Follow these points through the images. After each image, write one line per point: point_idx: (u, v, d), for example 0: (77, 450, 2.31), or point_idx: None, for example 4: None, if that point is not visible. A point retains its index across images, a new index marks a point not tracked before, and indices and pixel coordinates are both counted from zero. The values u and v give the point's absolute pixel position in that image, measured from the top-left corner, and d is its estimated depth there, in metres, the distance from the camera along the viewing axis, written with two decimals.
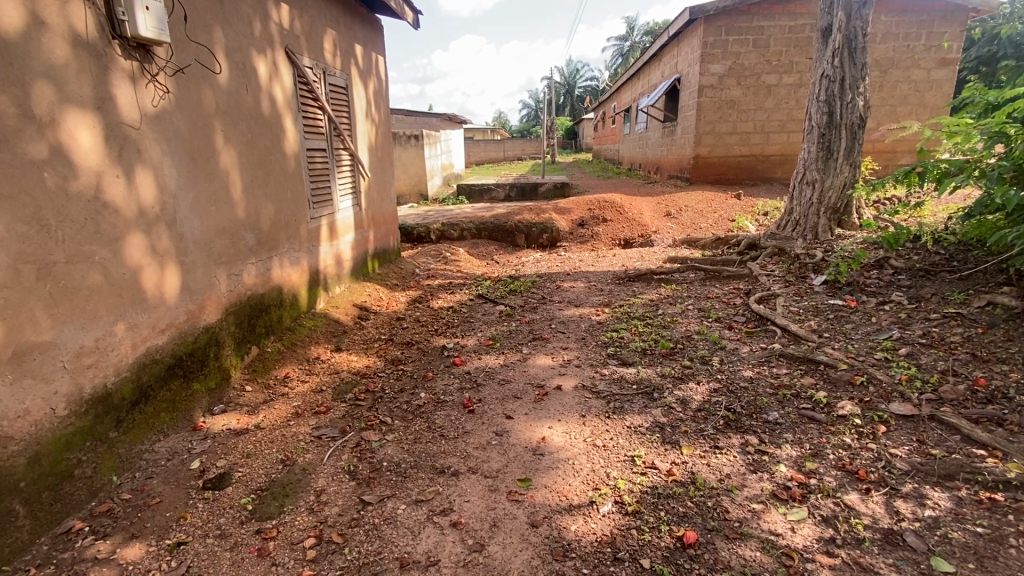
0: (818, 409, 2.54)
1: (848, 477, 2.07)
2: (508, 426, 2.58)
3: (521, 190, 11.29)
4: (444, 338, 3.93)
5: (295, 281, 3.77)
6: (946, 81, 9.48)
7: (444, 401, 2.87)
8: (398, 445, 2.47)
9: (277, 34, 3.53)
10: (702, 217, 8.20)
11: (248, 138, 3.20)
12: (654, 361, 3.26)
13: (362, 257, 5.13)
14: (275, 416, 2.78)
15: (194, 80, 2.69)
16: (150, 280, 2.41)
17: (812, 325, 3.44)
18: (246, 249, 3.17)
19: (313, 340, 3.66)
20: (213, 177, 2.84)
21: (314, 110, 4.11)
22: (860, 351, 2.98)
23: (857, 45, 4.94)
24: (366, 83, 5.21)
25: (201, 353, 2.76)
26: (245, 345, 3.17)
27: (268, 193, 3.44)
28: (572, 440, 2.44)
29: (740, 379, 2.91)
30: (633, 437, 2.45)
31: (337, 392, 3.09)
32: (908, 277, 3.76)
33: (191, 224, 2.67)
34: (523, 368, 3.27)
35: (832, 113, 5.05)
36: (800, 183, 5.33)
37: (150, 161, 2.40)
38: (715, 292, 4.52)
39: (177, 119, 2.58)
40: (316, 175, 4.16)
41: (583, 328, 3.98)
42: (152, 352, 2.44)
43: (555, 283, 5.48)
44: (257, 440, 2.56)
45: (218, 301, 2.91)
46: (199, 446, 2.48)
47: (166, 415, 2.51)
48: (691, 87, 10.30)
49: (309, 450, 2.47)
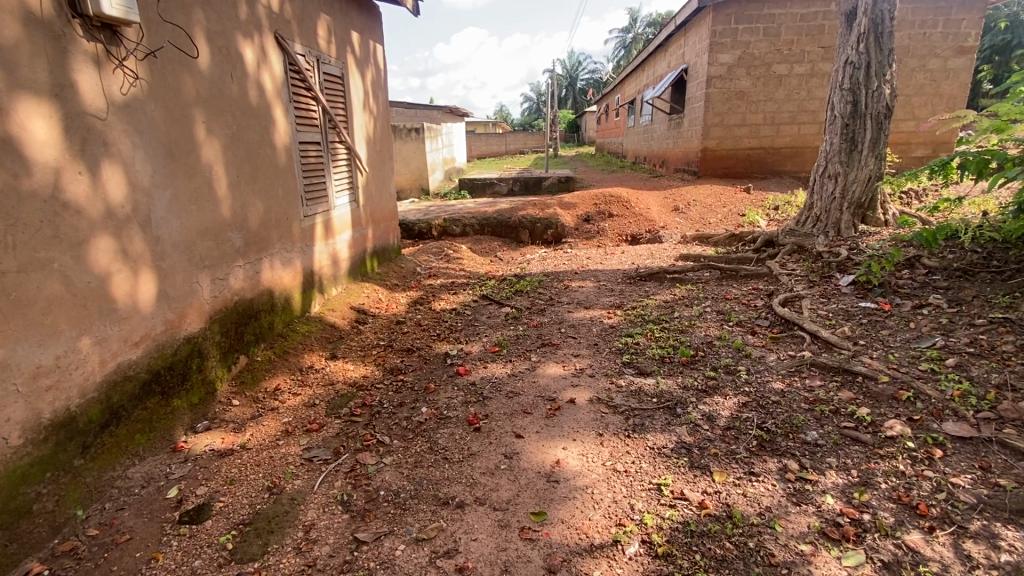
0: (861, 428, 2.29)
1: (907, 511, 1.83)
2: (519, 448, 2.35)
3: (524, 184, 11.01)
4: (446, 344, 3.69)
5: (287, 283, 3.53)
6: (963, 71, 9.17)
7: (447, 417, 2.63)
8: (396, 469, 2.23)
9: (265, 17, 3.26)
10: (712, 212, 7.93)
11: (234, 130, 2.95)
12: (674, 371, 3.01)
13: (361, 256, 4.89)
14: (263, 435, 2.55)
15: (170, 66, 2.44)
16: (121, 289, 2.17)
17: (844, 330, 3.18)
18: (233, 251, 2.93)
19: (307, 347, 3.42)
20: (194, 173, 2.60)
21: (308, 101, 3.86)
22: (902, 361, 2.72)
23: (884, 30, 4.67)
24: (363, 72, 4.94)
25: (182, 366, 2.53)
26: (232, 355, 2.92)
27: (257, 190, 3.19)
28: (589, 464, 2.20)
29: (769, 393, 2.66)
30: (657, 461, 2.21)
31: (332, 406, 2.85)
32: (944, 277, 3.51)
33: (169, 224, 2.43)
34: (532, 379, 3.03)
35: (857, 102, 4.78)
36: (821, 177, 5.06)
37: (119, 155, 2.16)
38: (733, 293, 4.27)
39: (151, 109, 2.34)
40: (310, 170, 3.90)
41: (595, 333, 3.73)
42: (126, 368, 2.21)
43: (562, 283, 5.24)
44: (242, 463, 2.32)
45: (201, 309, 2.67)
46: (178, 471, 2.24)
47: (142, 437, 2.28)
48: (699, 78, 9.98)
49: (299, 476, 2.23)
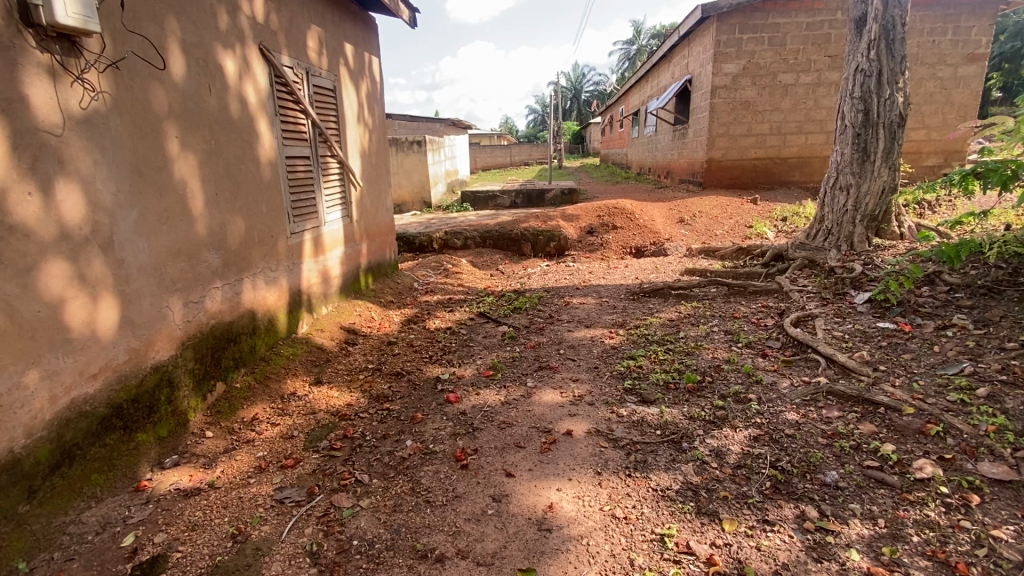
0: (887, 468, 2.07)
1: (944, 572, 1.61)
2: (509, 489, 2.15)
3: (527, 196, 10.85)
4: (438, 368, 3.51)
5: (270, 304, 3.36)
6: (974, 78, 8.96)
7: (433, 452, 2.44)
8: (373, 515, 2.04)
9: (247, 28, 3.13)
10: (718, 224, 7.73)
11: (212, 145, 2.81)
12: (680, 399, 2.81)
13: (354, 273, 4.72)
14: (234, 472, 2.36)
15: (138, 78, 2.30)
16: (76, 316, 2.01)
17: (864, 354, 2.96)
18: (209, 272, 2.76)
19: (290, 371, 3.24)
20: (165, 190, 2.45)
21: (296, 114, 3.72)
22: (928, 391, 2.50)
23: (895, 36, 4.49)
24: (357, 84, 4.81)
25: (148, 398, 2.36)
26: (208, 382, 2.75)
27: (237, 207, 3.04)
28: (585, 510, 2.00)
29: (784, 425, 2.44)
30: (660, 506, 2.00)
31: (311, 438, 2.66)
32: (967, 295, 3.29)
33: (135, 246, 2.27)
34: (528, 408, 2.83)
35: (869, 111, 4.59)
36: (832, 189, 4.85)
37: (76, 172, 2.02)
38: (742, 310, 4.06)
39: (116, 123, 2.19)
40: (298, 185, 3.75)
41: (596, 354, 3.53)
42: (81, 403, 2.04)
43: (563, 299, 5.04)
44: (207, 505, 2.13)
45: (172, 335, 2.50)
46: (138, 514, 2.06)
47: (100, 477, 2.11)
48: (704, 88, 9.82)
49: (266, 521, 2.04)
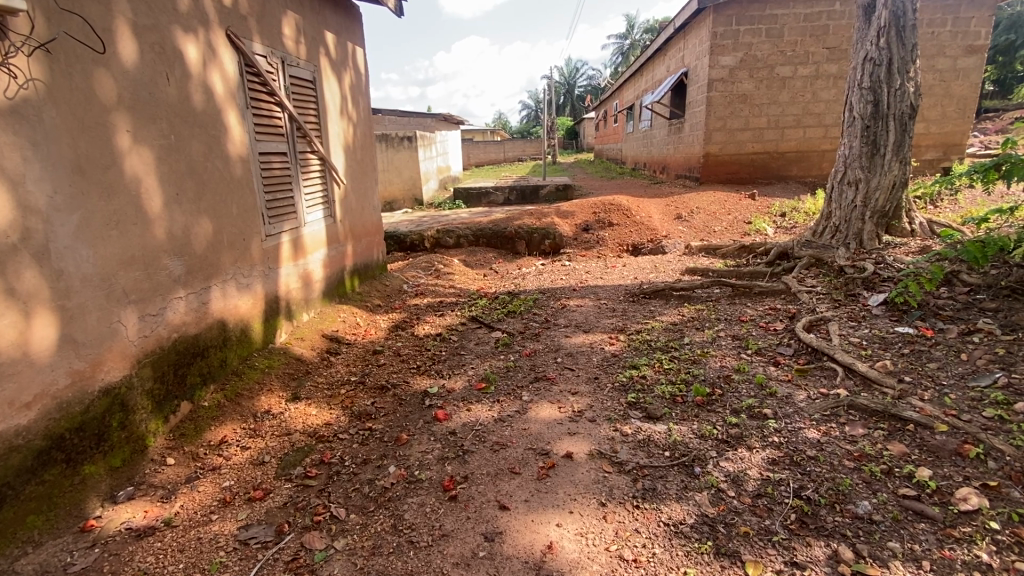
0: (926, 498, 1.84)
1: None
2: (502, 525, 1.91)
3: (521, 193, 10.57)
4: (426, 380, 3.26)
5: (243, 312, 3.08)
6: (973, 70, 8.79)
7: (418, 481, 2.19)
8: (348, 560, 1.80)
9: (212, 11, 2.86)
10: (716, 220, 7.52)
11: (171, 140, 2.54)
12: (689, 414, 2.58)
13: (338, 275, 4.45)
14: (194, 506, 2.12)
15: (77, 64, 2.03)
16: (3, 337, 1.76)
17: (885, 363, 2.74)
18: (169, 281, 2.49)
19: (265, 387, 2.97)
20: (115, 191, 2.18)
21: (270, 107, 3.45)
22: (961, 406, 2.27)
23: (906, 23, 4.27)
24: (339, 75, 4.52)
25: (96, 426, 2.09)
26: (170, 403, 2.49)
27: (203, 208, 2.76)
28: (589, 551, 1.77)
29: (805, 445, 2.21)
30: (672, 545, 1.78)
31: (284, 464, 2.41)
32: (990, 297, 3.09)
33: (77, 254, 2.01)
34: (524, 425, 2.60)
35: (878, 102, 4.37)
36: (839, 183, 4.64)
37: (3, 172, 1.76)
38: (749, 313, 3.85)
39: (52, 115, 1.93)
40: (274, 184, 3.48)
41: (595, 363, 3.30)
42: (11, 436, 1.79)
43: (560, 301, 4.81)
44: (161, 549, 1.89)
45: (126, 352, 2.23)
46: (81, 561, 1.81)
47: (37, 519, 1.85)
48: (700, 82, 9.60)
49: (227, 568, 1.80)
